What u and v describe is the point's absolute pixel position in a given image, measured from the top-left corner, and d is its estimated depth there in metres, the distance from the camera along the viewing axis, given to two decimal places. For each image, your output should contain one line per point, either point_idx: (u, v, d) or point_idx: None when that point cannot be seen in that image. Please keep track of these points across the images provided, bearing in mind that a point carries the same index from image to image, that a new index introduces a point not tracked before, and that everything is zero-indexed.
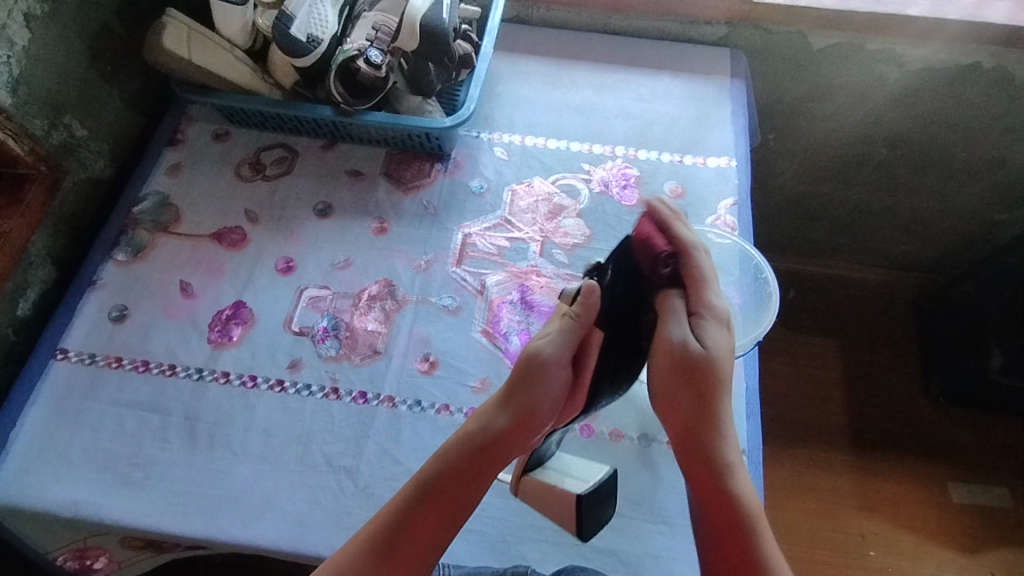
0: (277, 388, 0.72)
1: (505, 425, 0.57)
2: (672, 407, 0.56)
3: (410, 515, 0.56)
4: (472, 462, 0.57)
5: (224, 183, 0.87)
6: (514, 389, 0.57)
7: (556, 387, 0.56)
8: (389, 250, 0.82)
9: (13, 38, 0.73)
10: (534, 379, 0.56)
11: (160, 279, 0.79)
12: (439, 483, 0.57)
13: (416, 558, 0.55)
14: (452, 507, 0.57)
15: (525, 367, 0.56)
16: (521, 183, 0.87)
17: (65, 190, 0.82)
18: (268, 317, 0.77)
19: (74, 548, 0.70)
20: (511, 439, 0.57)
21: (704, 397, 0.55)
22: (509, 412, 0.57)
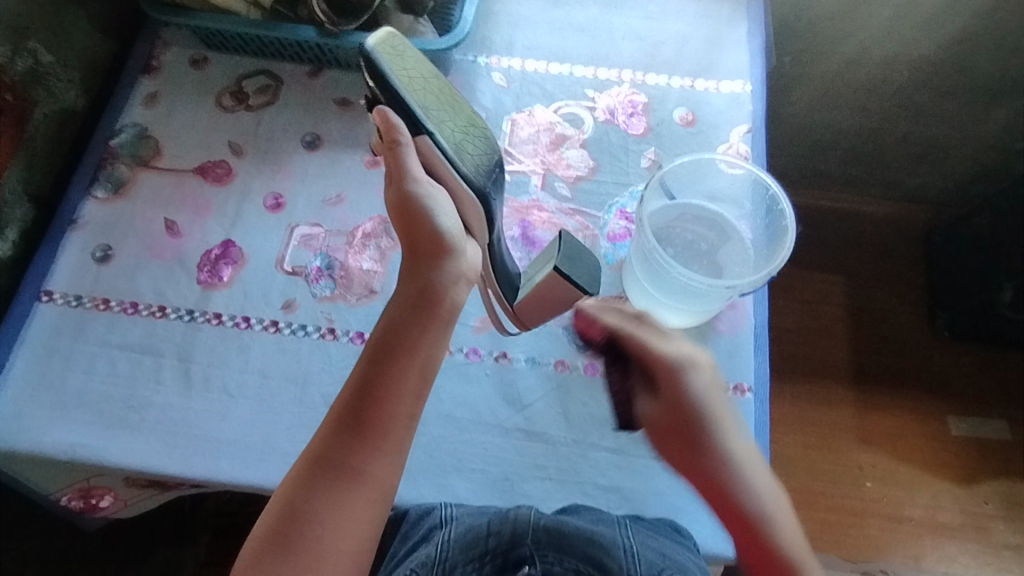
0: (272, 328, 0.70)
1: (418, 269, 0.54)
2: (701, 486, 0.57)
3: (375, 379, 0.52)
4: (417, 307, 0.53)
5: (206, 115, 0.81)
6: (416, 241, 0.54)
7: (436, 206, 0.53)
8: (383, 185, 0.78)
9: None
10: (415, 219, 0.53)
11: (144, 215, 0.75)
12: (391, 338, 0.53)
13: (397, 422, 0.52)
14: (412, 354, 0.53)
15: (400, 215, 0.54)
16: (522, 112, 0.82)
17: (35, 123, 0.77)
18: (258, 256, 0.73)
19: (77, 488, 0.70)
20: (438, 272, 0.53)
21: (701, 447, 0.57)
22: (421, 257, 0.54)
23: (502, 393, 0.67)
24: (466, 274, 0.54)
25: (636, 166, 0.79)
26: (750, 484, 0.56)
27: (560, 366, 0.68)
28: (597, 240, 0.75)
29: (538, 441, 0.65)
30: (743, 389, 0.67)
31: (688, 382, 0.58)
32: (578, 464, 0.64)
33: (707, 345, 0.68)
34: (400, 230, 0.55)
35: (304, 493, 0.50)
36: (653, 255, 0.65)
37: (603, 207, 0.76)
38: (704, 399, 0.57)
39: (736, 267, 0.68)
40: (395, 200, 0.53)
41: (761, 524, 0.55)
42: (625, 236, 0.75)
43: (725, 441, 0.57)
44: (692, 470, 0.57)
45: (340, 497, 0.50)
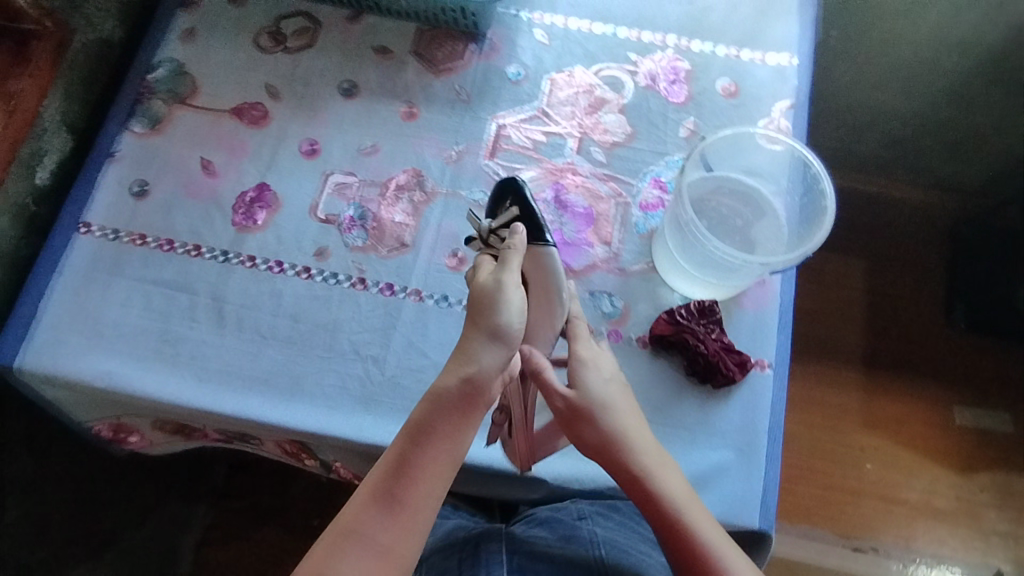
0: (304, 275, 0.71)
1: (464, 362, 0.56)
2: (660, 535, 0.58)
3: (414, 455, 0.55)
4: (461, 393, 0.56)
5: (243, 54, 0.80)
6: (484, 321, 0.56)
7: (514, 304, 0.56)
8: (418, 138, 0.77)
9: None
10: (491, 312, 0.56)
11: (180, 154, 0.76)
12: (431, 418, 0.56)
13: (425, 502, 0.55)
14: (448, 443, 0.56)
15: (475, 308, 0.57)
16: (561, 72, 0.81)
17: (75, 52, 0.75)
18: (292, 202, 0.74)
19: (110, 421, 0.73)
20: (490, 371, 0.56)
21: (591, 427, 0.59)
22: (473, 354, 0.56)
23: None
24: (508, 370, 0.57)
25: (674, 136, 0.78)
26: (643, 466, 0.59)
27: None
28: (629, 208, 0.74)
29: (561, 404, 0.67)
30: (764, 364, 0.67)
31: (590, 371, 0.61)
32: None
33: (731, 320, 0.69)
34: (470, 315, 0.57)
35: (330, 559, 0.52)
36: (689, 226, 0.65)
37: (637, 175, 0.76)
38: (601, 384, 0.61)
39: (769, 244, 0.68)
40: (483, 291, 0.58)
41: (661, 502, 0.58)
42: (657, 206, 0.74)
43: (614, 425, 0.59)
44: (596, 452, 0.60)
45: (359, 558, 0.52)
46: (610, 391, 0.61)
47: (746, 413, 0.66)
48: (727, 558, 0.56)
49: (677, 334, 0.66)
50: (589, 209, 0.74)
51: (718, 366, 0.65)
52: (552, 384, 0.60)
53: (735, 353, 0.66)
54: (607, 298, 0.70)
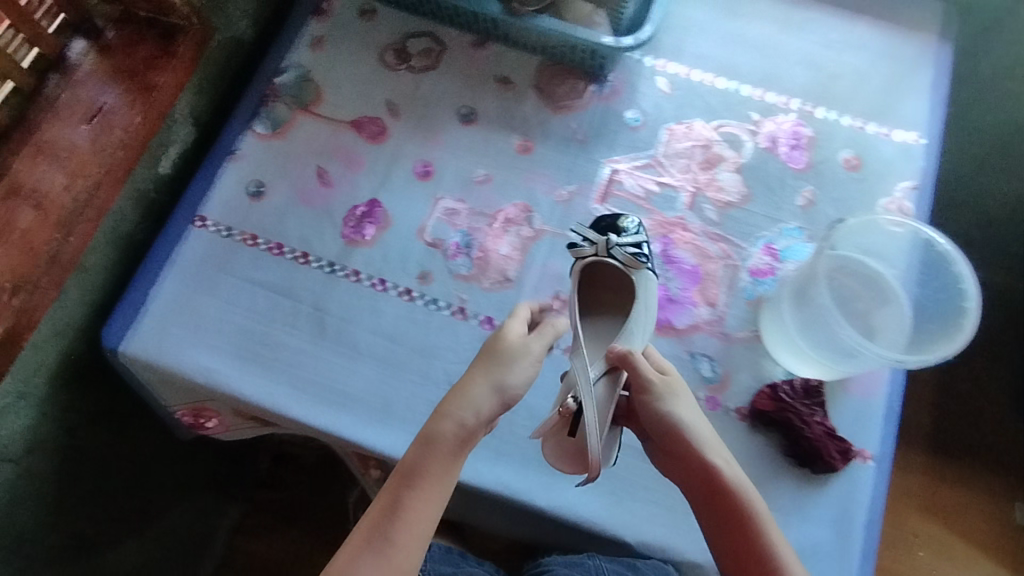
0: (406, 296, 0.71)
1: (457, 408, 0.59)
2: (716, 529, 0.58)
3: (405, 498, 0.56)
4: (456, 436, 0.58)
5: (368, 68, 0.81)
6: (493, 374, 0.61)
7: (529, 364, 0.62)
8: (531, 172, 0.77)
9: None
10: (501, 365, 0.62)
11: (297, 160, 0.77)
12: (422, 459, 0.58)
13: (416, 540, 0.56)
14: (438, 483, 0.57)
15: (489, 357, 0.62)
16: (681, 123, 0.80)
17: (212, 48, 0.76)
18: (402, 221, 0.74)
19: (192, 404, 0.74)
20: (482, 417, 0.59)
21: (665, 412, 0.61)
22: (466, 399, 0.59)
23: None
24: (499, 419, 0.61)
25: (790, 204, 0.76)
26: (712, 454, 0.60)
27: None
28: (738, 271, 0.73)
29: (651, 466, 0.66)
30: (865, 455, 0.65)
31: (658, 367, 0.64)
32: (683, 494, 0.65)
33: (836, 403, 0.67)
34: (482, 363, 0.62)
35: None
36: (821, 308, 0.64)
37: (749, 239, 0.75)
38: (669, 379, 0.63)
39: (889, 335, 0.67)
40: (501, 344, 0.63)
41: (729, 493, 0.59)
42: (768, 273, 0.73)
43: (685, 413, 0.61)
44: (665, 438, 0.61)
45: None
46: (676, 381, 0.64)
47: (842, 504, 0.64)
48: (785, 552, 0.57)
49: (779, 410, 0.66)
50: (697, 267, 0.73)
51: (821, 452, 0.64)
52: (639, 368, 0.63)
53: (838, 440, 0.65)
54: (708, 362, 0.69)
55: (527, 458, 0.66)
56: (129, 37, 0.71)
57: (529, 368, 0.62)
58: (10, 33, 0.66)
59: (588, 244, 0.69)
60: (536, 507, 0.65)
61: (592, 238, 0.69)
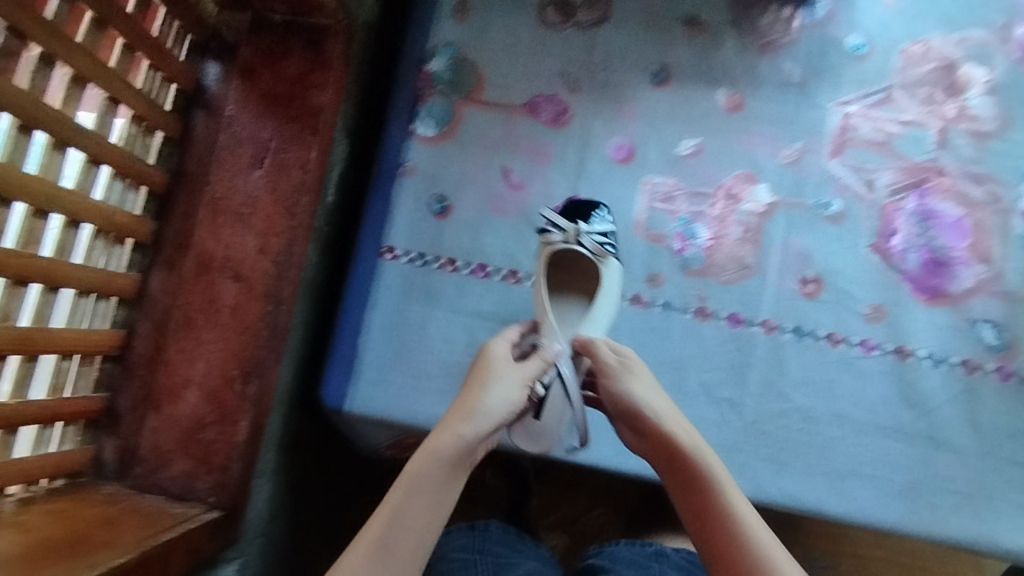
0: (637, 304, 0.64)
1: (464, 415, 0.48)
2: (694, 512, 0.46)
3: (380, 523, 0.43)
4: (457, 451, 0.46)
5: (529, 33, 0.68)
6: (469, 399, 0.49)
7: (520, 373, 0.52)
8: (747, 133, 0.66)
9: None
10: (479, 376, 0.51)
11: (477, 162, 0.67)
12: (427, 473, 0.45)
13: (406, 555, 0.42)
14: (437, 492, 0.45)
15: (474, 370, 0.52)
16: (916, 43, 0.66)
17: (357, 43, 0.64)
18: (612, 217, 0.65)
19: (394, 438, 0.69)
20: (483, 423, 0.48)
21: (626, 390, 0.52)
22: (474, 402, 0.49)
23: (899, 392, 0.62)
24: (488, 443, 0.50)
25: None
26: (690, 435, 0.49)
27: (967, 368, 0.62)
28: (1010, 217, 0.64)
29: (945, 452, 0.61)
30: None
31: (602, 348, 0.55)
32: (984, 476, 0.60)
33: None
34: (479, 379, 0.51)
35: None
36: None
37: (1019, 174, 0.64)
38: (625, 357, 0.55)
39: None
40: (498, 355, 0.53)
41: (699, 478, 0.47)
42: None
43: (640, 390, 0.52)
44: (637, 425, 0.51)
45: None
46: (638, 364, 0.55)
47: None
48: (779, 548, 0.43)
49: None
50: (962, 219, 0.64)
51: None
52: (602, 360, 0.54)
53: None
54: (990, 327, 0.62)
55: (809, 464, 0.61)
56: (270, 51, 0.60)
57: (518, 386, 0.51)
58: (151, 74, 0.54)
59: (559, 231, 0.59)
60: (829, 513, 0.60)
61: (561, 224, 0.59)
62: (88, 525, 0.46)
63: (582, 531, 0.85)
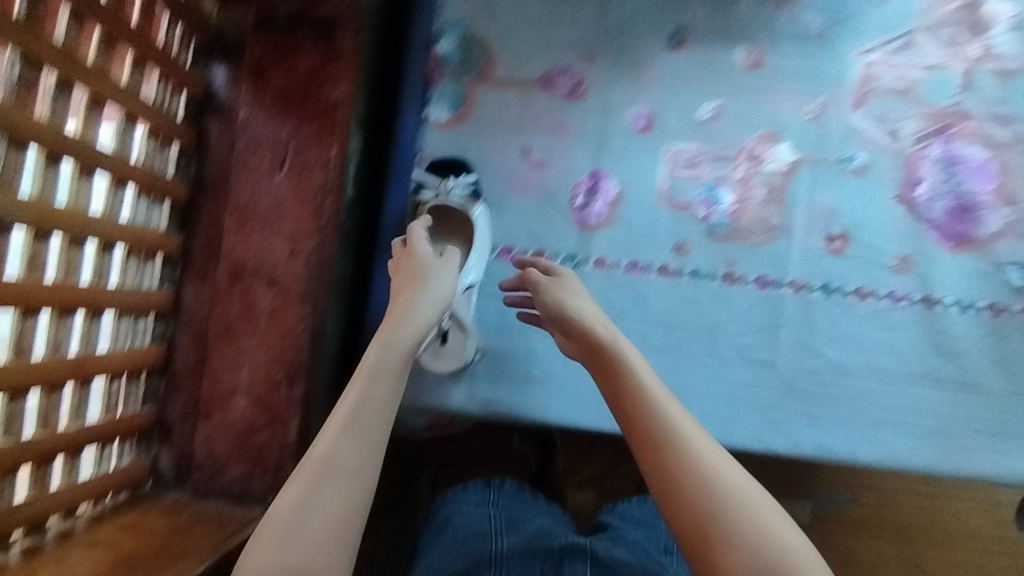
0: (666, 274, 0.64)
1: (402, 304, 0.44)
2: (611, 399, 0.41)
3: (346, 415, 0.38)
4: (412, 340, 0.42)
5: (538, 3, 0.66)
6: (422, 283, 0.46)
7: (449, 270, 0.47)
8: (766, 92, 0.65)
9: None
10: (409, 273, 0.47)
11: (495, 143, 0.66)
12: (388, 356, 0.40)
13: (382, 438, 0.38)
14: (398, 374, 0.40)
15: (400, 268, 0.48)
16: None
17: (367, 31, 0.62)
18: (635, 188, 0.65)
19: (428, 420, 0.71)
20: (423, 312, 0.44)
21: (538, 292, 0.48)
22: (407, 294, 0.45)
23: (930, 341, 0.62)
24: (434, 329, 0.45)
25: None
26: (607, 326, 0.44)
27: (995, 310, 0.62)
28: None
29: (974, 393, 0.61)
30: None
31: (545, 266, 0.51)
32: (1016, 416, 0.61)
33: None
34: (404, 276, 0.47)
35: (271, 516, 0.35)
36: None
37: None
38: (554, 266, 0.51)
39: None
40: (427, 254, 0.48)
41: (607, 366, 0.42)
42: None
43: (562, 290, 0.48)
44: (555, 324, 0.47)
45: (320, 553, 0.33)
46: (567, 272, 0.51)
47: None
48: (698, 441, 0.37)
49: None
50: (989, 162, 0.63)
51: None
52: (533, 272, 0.50)
53: None
54: (1018, 269, 0.62)
55: (842, 417, 0.61)
56: (279, 48, 0.58)
57: (453, 275, 0.47)
58: (161, 85, 0.53)
59: (427, 188, 0.63)
60: (865, 463, 0.61)
61: (429, 180, 0.63)
62: (164, 536, 0.48)
63: (608, 486, 0.82)
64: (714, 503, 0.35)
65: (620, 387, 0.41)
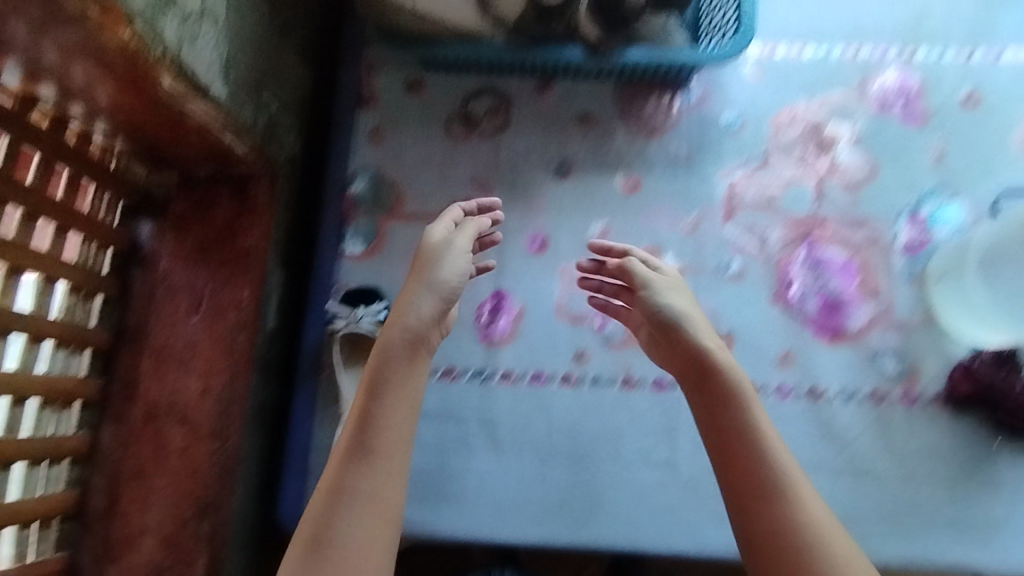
0: (569, 383, 0.68)
1: (417, 295, 0.55)
2: (710, 425, 0.52)
3: (375, 430, 0.50)
4: (411, 336, 0.54)
5: (439, 147, 0.75)
6: (426, 275, 0.56)
7: (457, 252, 0.58)
8: (646, 211, 0.72)
9: (216, 11, 0.56)
10: (427, 262, 0.57)
11: (405, 270, 0.72)
12: (395, 349, 0.53)
13: (400, 444, 0.51)
14: (411, 374, 0.53)
15: (420, 253, 0.58)
16: (784, 112, 0.73)
17: (280, 183, 0.70)
18: (535, 304, 0.70)
19: None
20: (426, 306, 0.55)
21: (644, 306, 0.58)
22: (422, 291, 0.55)
23: (820, 432, 0.65)
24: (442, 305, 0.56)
25: (920, 164, 0.70)
26: (720, 356, 0.54)
27: (875, 397, 0.66)
28: (890, 253, 0.69)
29: (867, 479, 0.64)
30: None
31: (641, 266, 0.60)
32: (909, 500, 0.63)
33: None
34: (420, 267, 0.57)
35: (323, 516, 0.47)
36: None
37: (892, 215, 0.70)
38: (660, 271, 0.60)
39: None
40: (439, 241, 0.58)
41: (722, 390, 0.52)
42: (920, 248, 0.69)
43: (669, 305, 0.57)
44: (660, 344, 0.58)
45: (355, 514, 0.47)
46: (673, 279, 0.60)
47: None
48: (798, 479, 0.48)
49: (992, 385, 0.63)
50: (849, 261, 0.69)
51: None
52: (631, 266, 0.60)
53: None
54: (891, 357, 0.67)
55: None
56: (196, 204, 0.65)
57: (463, 258, 0.58)
58: (84, 245, 0.59)
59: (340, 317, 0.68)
60: None
61: (341, 310, 0.68)
62: None
63: None
64: (807, 537, 0.45)
65: (733, 420, 0.51)
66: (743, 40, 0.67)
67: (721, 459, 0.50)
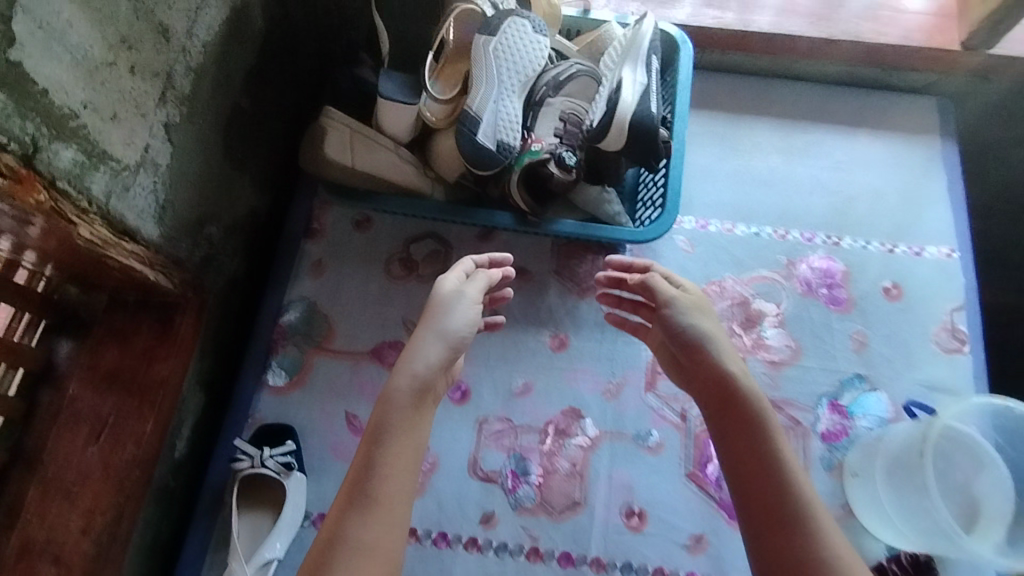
0: (472, 547, 0.65)
1: (423, 342, 0.59)
2: (734, 443, 0.56)
3: (375, 485, 0.53)
4: (414, 388, 0.57)
5: (376, 286, 0.76)
6: (436, 323, 0.60)
7: (467, 306, 0.61)
8: (571, 371, 0.72)
9: (157, 159, 0.59)
10: (437, 312, 0.61)
11: (323, 409, 0.71)
12: (402, 392, 0.57)
13: (399, 494, 0.54)
14: (416, 428, 0.57)
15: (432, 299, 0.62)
16: (712, 283, 0.75)
17: (209, 310, 0.71)
18: (449, 457, 0.69)
19: None
20: (431, 361, 0.58)
21: (666, 322, 0.62)
22: (428, 340, 0.59)
23: None
24: (448, 358, 0.60)
25: (842, 350, 0.71)
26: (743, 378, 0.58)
27: None
28: (809, 439, 0.68)
29: None
30: None
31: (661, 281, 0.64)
32: None
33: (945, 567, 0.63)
34: (428, 319, 0.60)
35: (326, 545, 0.51)
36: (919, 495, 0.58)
37: (813, 399, 0.69)
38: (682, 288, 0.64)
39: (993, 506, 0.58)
40: (450, 287, 0.62)
41: (741, 409, 0.56)
42: (840, 436, 0.68)
43: (694, 324, 0.61)
44: (681, 357, 0.61)
45: (355, 564, 0.50)
46: (696, 295, 0.64)
47: None
48: (809, 497, 0.52)
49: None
50: None
51: None
52: (653, 282, 0.64)
53: None
54: None
55: None
56: (120, 329, 0.65)
57: (472, 309, 0.61)
58: None
59: (245, 457, 0.67)
60: None
61: (248, 451, 0.67)
62: None
63: None
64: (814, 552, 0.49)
65: (758, 438, 0.55)
66: (670, 221, 0.68)
67: (741, 471, 0.55)
